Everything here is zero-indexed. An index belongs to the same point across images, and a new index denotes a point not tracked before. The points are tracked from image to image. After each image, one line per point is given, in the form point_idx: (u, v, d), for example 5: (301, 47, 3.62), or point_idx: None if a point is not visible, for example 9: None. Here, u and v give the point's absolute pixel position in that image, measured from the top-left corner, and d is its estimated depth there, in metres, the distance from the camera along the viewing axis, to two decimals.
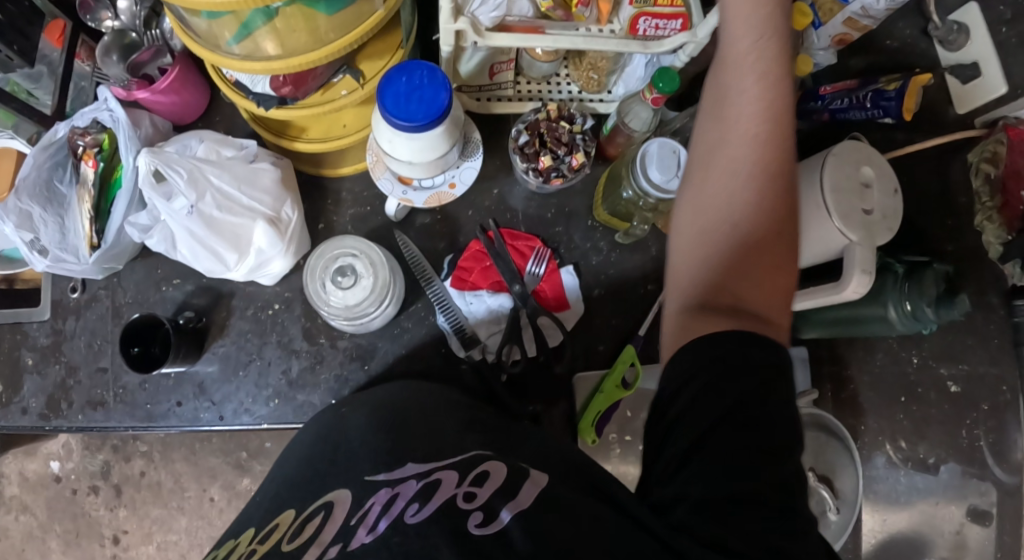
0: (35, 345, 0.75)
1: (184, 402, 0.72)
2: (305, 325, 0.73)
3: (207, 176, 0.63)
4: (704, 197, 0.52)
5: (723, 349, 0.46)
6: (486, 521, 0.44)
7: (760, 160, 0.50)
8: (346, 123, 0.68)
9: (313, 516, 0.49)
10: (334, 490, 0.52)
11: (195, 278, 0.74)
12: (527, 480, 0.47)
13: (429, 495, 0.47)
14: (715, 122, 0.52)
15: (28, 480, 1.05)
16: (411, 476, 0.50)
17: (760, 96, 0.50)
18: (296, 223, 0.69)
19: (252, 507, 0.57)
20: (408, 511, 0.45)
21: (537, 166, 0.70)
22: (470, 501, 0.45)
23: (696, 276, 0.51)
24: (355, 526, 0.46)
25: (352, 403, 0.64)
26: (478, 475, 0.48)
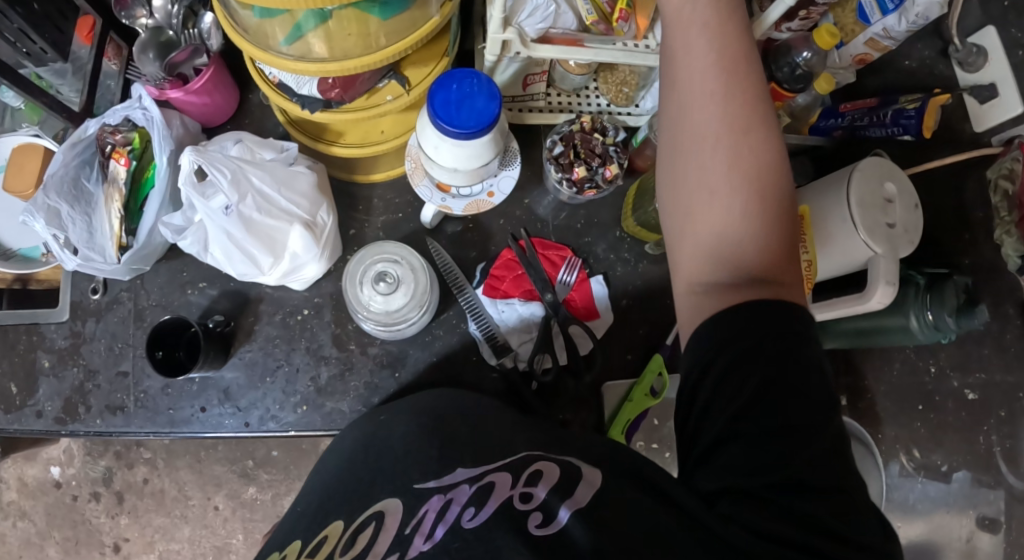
0: (52, 347, 0.73)
1: (209, 407, 0.71)
2: (335, 332, 0.72)
3: (249, 177, 0.63)
4: (685, 191, 0.48)
5: (741, 329, 0.45)
6: (546, 521, 0.44)
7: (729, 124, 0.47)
8: (384, 130, 0.69)
9: (364, 527, 0.49)
10: (382, 499, 0.51)
11: (222, 282, 0.73)
12: (581, 482, 0.46)
13: (485, 497, 0.47)
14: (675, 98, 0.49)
15: (27, 486, 1.02)
16: (463, 481, 0.50)
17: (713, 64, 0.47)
18: (332, 227, 0.68)
19: (293, 517, 0.56)
20: (465, 516, 0.46)
21: (571, 177, 0.71)
22: (528, 501, 0.45)
23: (701, 264, 0.48)
24: (410, 535, 0.46)
25: (390, 409, 0.65)
26: (532, 474, 0.48)
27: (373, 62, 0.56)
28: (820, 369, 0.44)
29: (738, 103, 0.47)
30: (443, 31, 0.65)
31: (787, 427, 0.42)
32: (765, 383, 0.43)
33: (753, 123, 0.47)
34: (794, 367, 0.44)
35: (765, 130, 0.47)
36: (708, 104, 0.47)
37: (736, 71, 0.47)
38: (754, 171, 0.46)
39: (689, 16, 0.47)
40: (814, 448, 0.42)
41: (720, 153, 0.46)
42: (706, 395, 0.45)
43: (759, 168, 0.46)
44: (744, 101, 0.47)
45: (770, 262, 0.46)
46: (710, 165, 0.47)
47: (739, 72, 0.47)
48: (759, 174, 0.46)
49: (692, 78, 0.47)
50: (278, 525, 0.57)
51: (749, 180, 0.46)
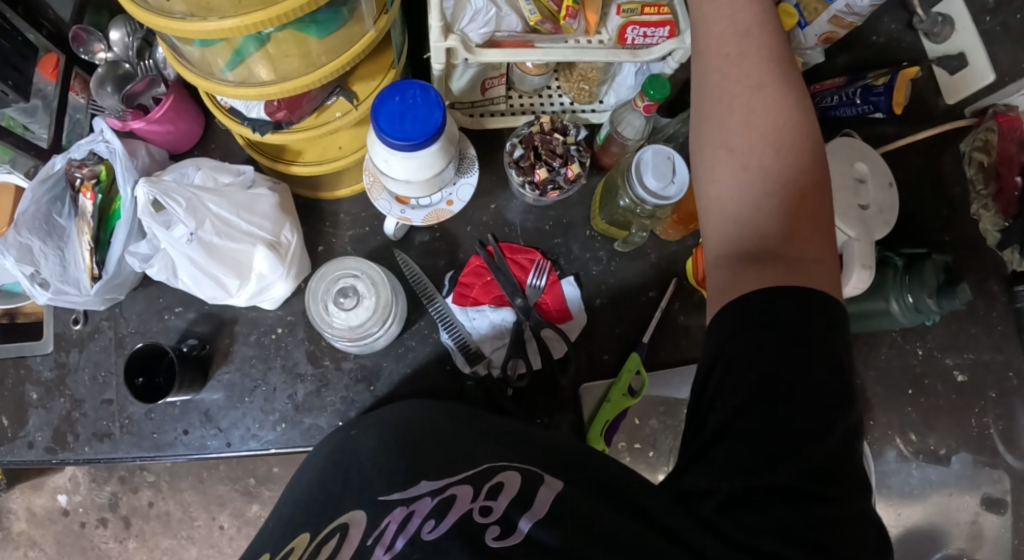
0: (39, 379, 0.75)
1: (192, 430, 0.72)
2: (309, 348, 0.73)
3: (206, 204, 0.64)
4: (726, 177, 0.50)
5: (761, 307, 0.44)
6: (504, 534, 0.44)
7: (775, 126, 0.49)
8: (342, 145, 0.69)
9: (329, 538, 0.49)
10: (349, 510, 0.51)
11: (197, 305, 0.74)
12: (542, 486, 0.46)
13: (446, 509, 0.46)
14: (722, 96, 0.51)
15: (37, 515, 1.05)
16: (426, 492, 0.49)
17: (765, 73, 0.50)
18: (297, 246, 0.69)
19: (266, 531, 0.57)
20: (424, 528, 0.45)
21: (533, 179, 0.71)
22: (486, 514, 0.45)
23: (734, 247, 0.48)
24: (372, 546, 0.46)
25: (361, 424, 0.65)
26: (493, 487, 0.47)
27: (315, 80, 0.57)
28: (830, 369, 0.43)
29: (792, 103, 0.50)
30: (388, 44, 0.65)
31: (790, 433, 0.42)
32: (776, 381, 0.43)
33: (801, 119, 0.50)
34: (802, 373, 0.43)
35: (808, 116, 0.50)
36: (760, 115, 0.49)
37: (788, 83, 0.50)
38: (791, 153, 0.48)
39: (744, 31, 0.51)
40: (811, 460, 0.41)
41: (761, 146, 0.49)
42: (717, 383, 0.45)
43: (799, 163, 0.48)
44: (791, 95, 0.50)
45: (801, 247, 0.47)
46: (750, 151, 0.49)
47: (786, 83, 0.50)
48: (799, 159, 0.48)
49: (741, 80, 0.50)
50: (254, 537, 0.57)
51: (770, 157, 0.48)
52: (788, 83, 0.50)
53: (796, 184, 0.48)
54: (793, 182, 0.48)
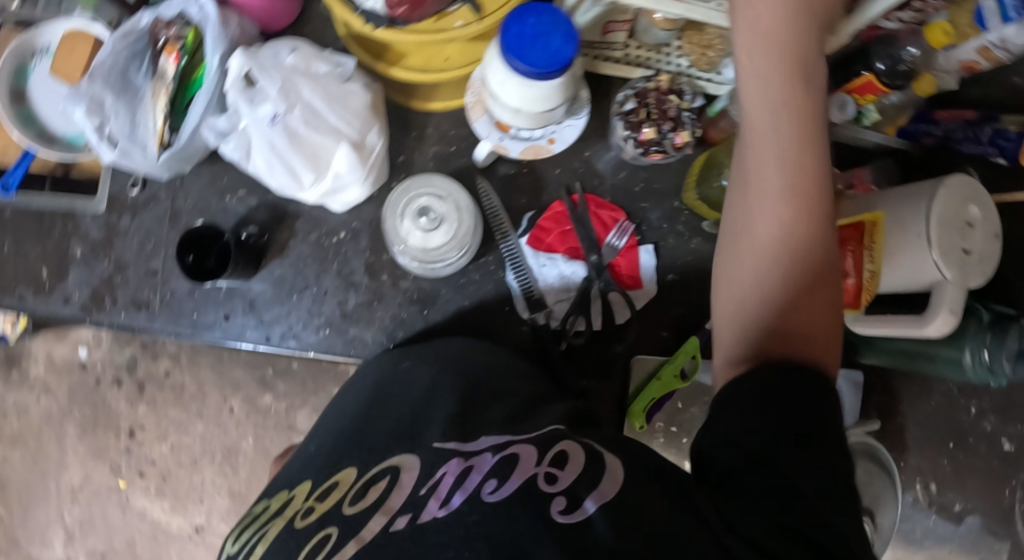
0: (87, 237, 0.74)
1: (233, 315, 0.69)
2: (368, 260, 0.68)
3: (300, 89, 0.61)
4: (728, 283, 0.46)
5: (764, 384, 0.41)
6: (569, 509, 0.40)
7: (786, 233, 0.43)
8: (449, 57, 0.64)
9: (378, 479, 0.46)
10: (401, 454, 0.48)
11: (261, 192, 0.70)
12: (606, 475, 0.42)
13: (508, 472, 0.44)
14: (738, 192, 0.46)
15: (55, 363, 1.06)
16: (486, 448, 0.47)
17: (788, 163, 0.43)
18: (381, 151, 0.64)
19: (306, 460, 0.54)
20: (484, 489, 0.42)
21: (639, 137, 0.65)
22: (553, 484, 0.42)
23: (733, 353, 0.45)
24: (425, 497, 0.43)
25: (414, 355, 0.63)
26: (557, 455, 0.44)
27: None
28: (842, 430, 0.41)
29: (804, 191, 0.43)
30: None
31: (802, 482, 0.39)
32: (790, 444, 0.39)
33: (813, 209, 0.43)
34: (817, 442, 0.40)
35: (827, 212, 0.43)
36: (769, 222, 0.44)
37: (807, 174, 0.43)
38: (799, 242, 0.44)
39: (766, 110, 0.43)
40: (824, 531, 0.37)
41: (767, 258, 0.44)
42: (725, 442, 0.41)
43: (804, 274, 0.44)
44: (815, 208, 0.43)
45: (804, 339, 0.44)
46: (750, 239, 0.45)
47: (806, 173, 0.43)
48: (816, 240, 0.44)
49: (756, 172, 0.44)
50: (294, 458, 0.56)
51: (767, 279, 0.44)
52: (807, 170, 0.43)
53: (795, 302, 0.44)
54: (794, 301, 0.44)
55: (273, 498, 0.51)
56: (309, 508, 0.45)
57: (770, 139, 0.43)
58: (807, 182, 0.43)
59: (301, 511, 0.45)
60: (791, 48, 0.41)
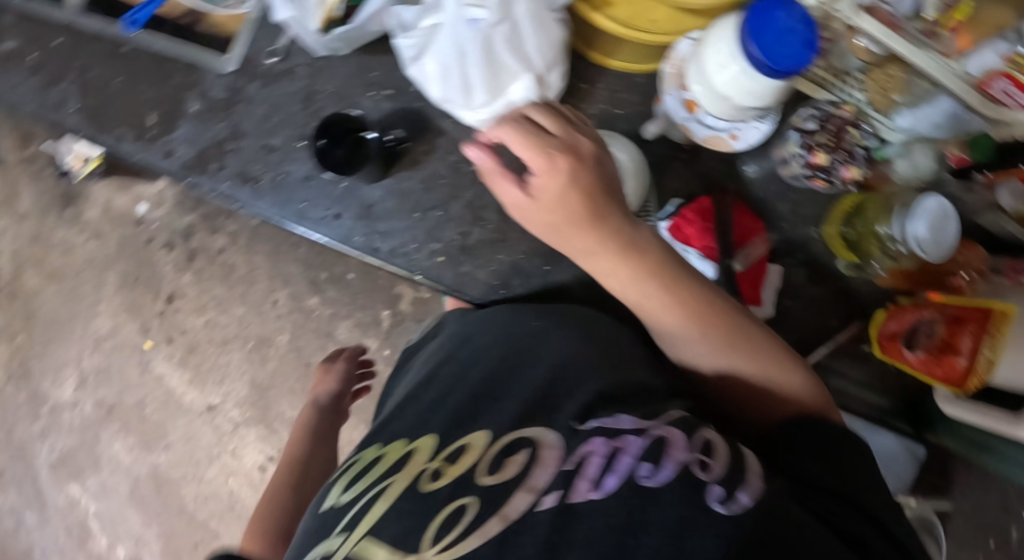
0: (207, 95, 0.71)
1: (344, 216, 0.65)
2: (503, 197, 0.62)
3: (514, 3, 0.54)
4: (701, 359, 0.54)
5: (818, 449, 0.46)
6: (727, 499, 0.39)
7: (689, 321, 0.53)
8: (657, 19, 0.56)
9: (516, 450, 0.46)
10: (536, 425, 0.48)
11: (406, 97, 0.65)
12: (748, 472, 0.41)
13: (661, 454, 0.42)
14: (652, 323, 0.55)
15: (112, 211, 1.04)
16: (628, 430, 0.45)
17: (647, 292, 0.53)
18: (556, 93, 0.59)
19: (426, 410, 0.55)
20: (640, 473, 0.41)
21: (810, 160, 0.64)
22: (709, 472, 0.41)
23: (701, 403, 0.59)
24: (574, 475, 0.43)
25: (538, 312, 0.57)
26: (704, 445, 0.43)
27: None
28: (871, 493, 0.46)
29: (705, 317, 0.53)
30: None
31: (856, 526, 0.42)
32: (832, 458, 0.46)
33: (718, 322, 0.52)
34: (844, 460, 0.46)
35: (691, 296, 0.53)
36: (660, 312, 0.53)
37: (689, 286, 0.52)
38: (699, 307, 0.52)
39: (630, 276, 0.53)
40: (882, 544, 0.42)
41: (702, 344, 0.53)
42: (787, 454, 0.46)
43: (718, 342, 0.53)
44: (688, 296, 0.52)
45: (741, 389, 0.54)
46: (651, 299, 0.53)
47: (650, 262, 0.52)
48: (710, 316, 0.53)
49: (649, 305, 0.53)
50: (408, 405, 0.57)
51: (717, 357, 0.53)
52: (647, 268, 0.52)
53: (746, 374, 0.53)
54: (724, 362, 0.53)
55: (391, 446, 0.53)
56: (438, 470, 0.47)
57: (607, 263, 0.53)
58: (673, 283, 0.52)
59: (430, 471, 0.47)
60: (589, 210, 0.51)
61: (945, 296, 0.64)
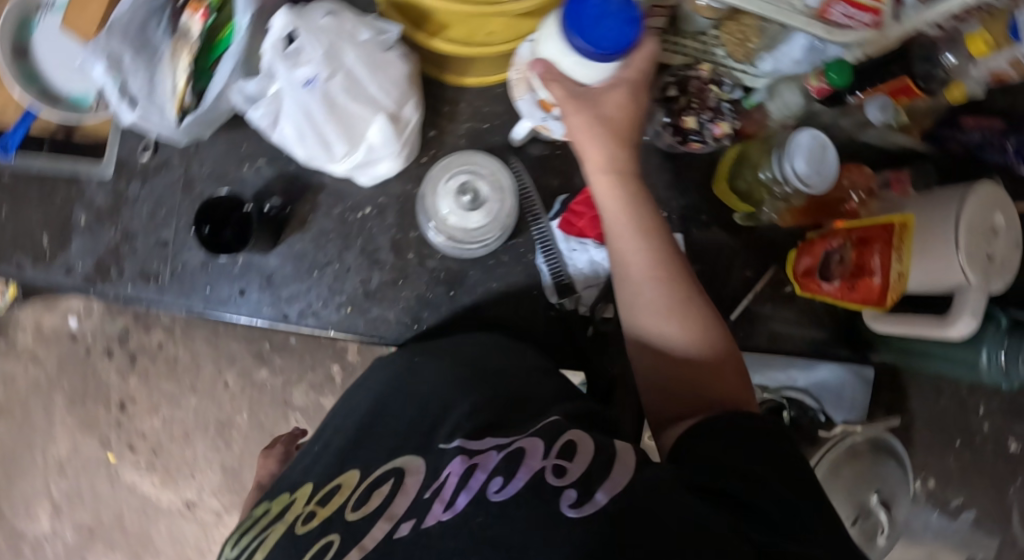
0: (91, 203, 0.70)
1: (248, 291, 0.66)
2: (395, 236, 0.65)
3: (344, 55, 0.54)
4: (651, 320, 0.54)
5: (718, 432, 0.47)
6: (580, 502, 0.40)
7: (656, 270, 0.54)
8: (492, 32, 0.56)
9: (381, 482, 0.46)
10: (405, 454, 0.49)
11: (281, 163, 0.66)
12: (617, 463, 0.43)
13: (515, 467, 0.43)
14: (624, 289, 0.55)
15: (43, 332, 1.03)
16: (491, 447, 0.46)
17: (648, 250, 0.55)
18: (415, 124, 0.60)
19: (311, 456, 0.56)
20: (491, 488, 0.42)
21: (677, 124, 0.66)
22: (562, 477, 0.42)
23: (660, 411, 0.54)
24: (430, 501, 0.43)
25: (424, 352, 0.62)
26: (566, 446, 0.45)
27: None
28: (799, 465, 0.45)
29: (664, 261, 0.55)
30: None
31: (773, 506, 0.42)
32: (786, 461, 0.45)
33: (674, 266, 0.55)
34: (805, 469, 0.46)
35: (660, 241, 0.55)
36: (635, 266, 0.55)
37: (648, 218, 0.55)
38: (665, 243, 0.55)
39: (625, 224, 0.54)
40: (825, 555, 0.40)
41: (658, 290, 0.54)
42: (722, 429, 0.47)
43: (685, 287, 0.54)
44: (657, 240, 0.55)
45: (685, 350, 0.54)
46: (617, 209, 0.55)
47: (648, 220, 0.55)
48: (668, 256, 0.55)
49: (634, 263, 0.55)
50: (298, 457, 0.57)
51: (670, 311, 0.54)
52: (641, 205, 0.55)
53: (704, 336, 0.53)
54: (693, 327, 0.53)
55: (270, 499, 0.52)
56: (311, 514, 0.46)
57: (630, 233, 0.55)
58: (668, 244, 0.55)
59: (303, 515, 0.47)
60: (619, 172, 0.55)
61: (849, 222, 0.69)
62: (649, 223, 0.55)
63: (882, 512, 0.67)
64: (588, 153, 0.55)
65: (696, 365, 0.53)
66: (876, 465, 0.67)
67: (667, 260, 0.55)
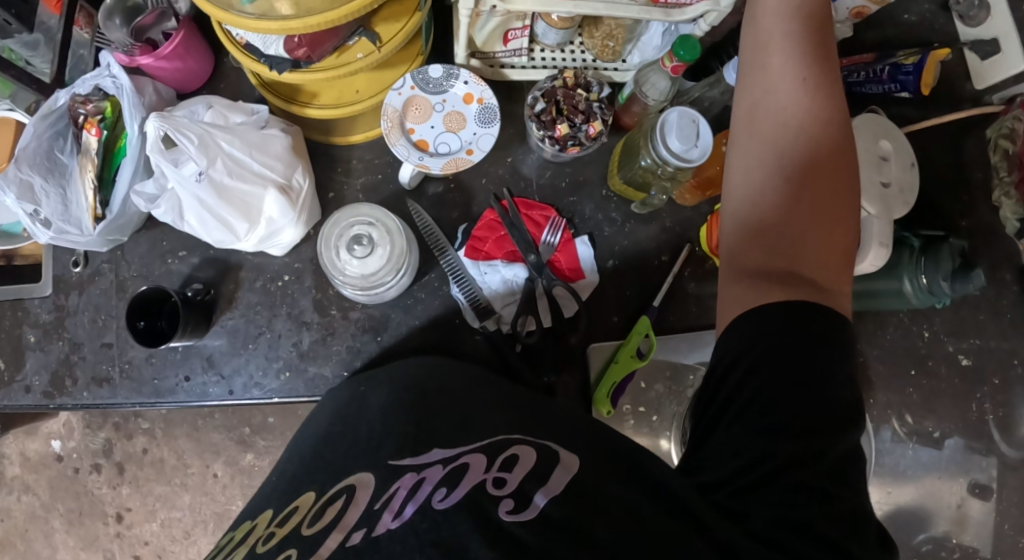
0: (37, 321, 0.74)
1: (193, 376, 0.71)
2: (316, 297, 0.72)
3: (218, 141, 0.62)
4: (749, 177, 0.53)
5: (770, 323, 0.48)
6: (518, 508, 0.43)
7: (813, 122, 0.52)
8: (359, 89, 0.69)
9: (335, 499, 0.48)
10: (357, 473, 0.50)
11: (202, 249, 0.73)
12: (558, 464, 0.46)
13: (457, 479, 0.46)
14: (754, 146, 0.53)
15: (30, 460, 1.06)
16: (436, 460, 0.49)
17: (799, 110, 0.52)
18: (307, 191, 0.68)
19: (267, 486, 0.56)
20: (435, 498, 0.44)
21: (553, 134, 0.71)
22: (500, 487, 0.45)
23: (740, 264, 0.52)
24: (379, 510, 0.45)
25: (369, 382, 0.65)
26: (507, 458, 0.47)
27: (341, 14, 0.54)
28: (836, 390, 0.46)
29: (822, 119, 0.52)
30: (415, 34, 0.70)
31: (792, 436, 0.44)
32: (810, 426, 0.45)
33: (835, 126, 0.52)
34: (831, 446, 0.45)
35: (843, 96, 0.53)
36: (804, 139, 0.52)
37: (820, 70, 0.53)
38: (826, 149, 0.52)
39: (795, 84, 0.53)
40: (801, 529, 0.41)
41: (788, 160, 0.52)
42: (764, 339, 0.47)
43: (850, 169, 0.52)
44: (840, 111, 0.53)
45: (842, 240, 0.51)
46: (754, 137, 0.53)
47: (827, 90, 0.53)
48: (799, 150, 0.52)
49: (774, 123, 0.53)
50: (254, 495, 0.56)
51: (833, 166, 0.52)
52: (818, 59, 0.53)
53: (843, 195, 0.51)
54: (840, 191, 0.51)
55: (231, 531, 0.51)
56: (270, 535, 0.47)
57: (784, 97, 0.53)
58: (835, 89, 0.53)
59: (262, 537, 0.47)
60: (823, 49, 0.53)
61: None
62: (797, 136, 0.52)
63: None
64: (784, 40, 0.53)
65: (831, 222, 0.51)
66: None
67: (799, 168, 0.52)
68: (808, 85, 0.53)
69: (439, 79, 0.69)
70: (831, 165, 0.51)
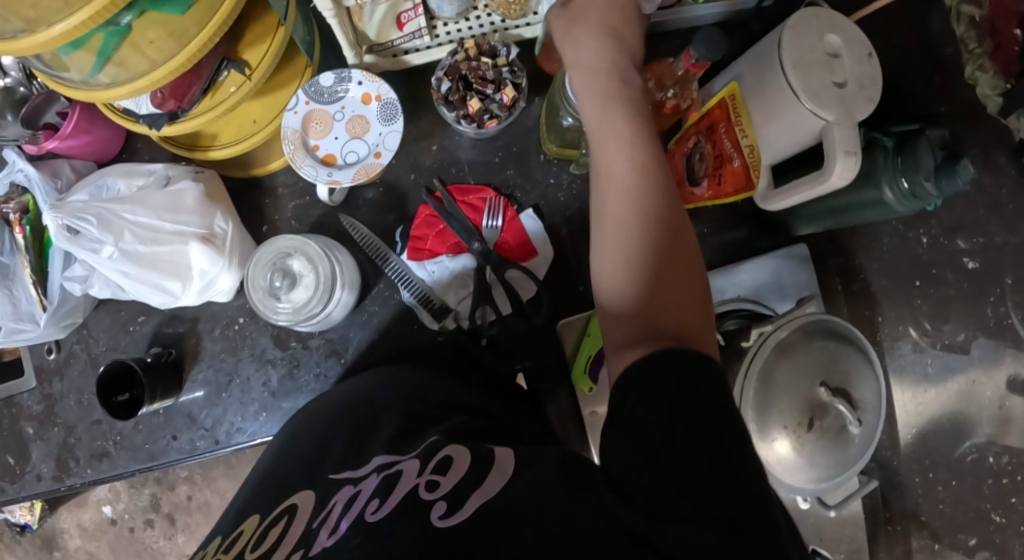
0: (30, 414, 0.76)
1: (179, 434, 0.73)
2: (274, 333, 0.72)
3: (120, 214, 0.61)
4: (608, 264, 0.48)
5: (650, 361, 0.41)
6: (450, 511, 0.40)
7: (640, 152, 0.48)
8: (255, 119, 0.66)
9: (277, 520, 0.46)
10: (299, 491, 0.48)
11: (159, 310, 0.74)
12: (492, 470, 0.43)
13: (390, 487, 0.43)
14: (602, 180, 0.50)
15: (88, 529, 1.12)
16: (372, 470, 0.47)
17: (626, 118, 0.49)
18: (233, 233, 0.67)
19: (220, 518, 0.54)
20: (368, 509, 0.42)
21: (467, 113, 0.66)
22: (432, 491, 0.42)
23: (626, 339, 0.45)
24: (316, 529, 0.43)
25: (308, 409, 0.62)
26: (440, 462, 0.44)
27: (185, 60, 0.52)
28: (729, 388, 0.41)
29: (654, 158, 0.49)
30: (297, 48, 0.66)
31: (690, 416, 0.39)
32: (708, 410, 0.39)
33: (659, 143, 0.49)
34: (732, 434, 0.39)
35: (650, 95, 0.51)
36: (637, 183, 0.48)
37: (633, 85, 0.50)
38: (666, 217, 0.48)
39: (617, 118, 0.49)
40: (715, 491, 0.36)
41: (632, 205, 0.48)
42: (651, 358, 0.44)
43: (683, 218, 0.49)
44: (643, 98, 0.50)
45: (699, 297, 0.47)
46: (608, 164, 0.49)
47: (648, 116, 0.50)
48: (644, 192, 0.48)
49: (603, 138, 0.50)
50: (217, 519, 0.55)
51: (669, 225, 0.48)
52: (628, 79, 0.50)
53: (682, 248, 0.48)
54: (677, 245, 0.48)
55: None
56: None
57: (618, 137, 0.49)
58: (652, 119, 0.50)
59: None
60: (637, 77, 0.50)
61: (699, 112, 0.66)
62: (639, 205, 0.48)
63: (841, 402, 0.58)
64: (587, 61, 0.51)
65: (684, 277, 0.47)
66: (811, 351, 0.60)
67: (640, 215, 0.47)
68: (635, 119, 0.49)
69: (333, 86, 0.65)
70: (675, 221, 0.48)
